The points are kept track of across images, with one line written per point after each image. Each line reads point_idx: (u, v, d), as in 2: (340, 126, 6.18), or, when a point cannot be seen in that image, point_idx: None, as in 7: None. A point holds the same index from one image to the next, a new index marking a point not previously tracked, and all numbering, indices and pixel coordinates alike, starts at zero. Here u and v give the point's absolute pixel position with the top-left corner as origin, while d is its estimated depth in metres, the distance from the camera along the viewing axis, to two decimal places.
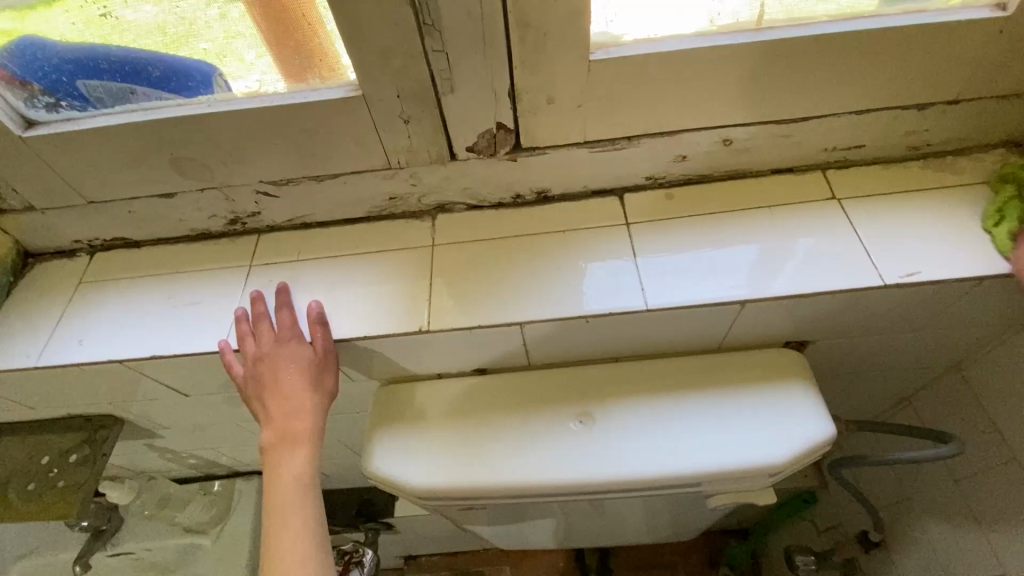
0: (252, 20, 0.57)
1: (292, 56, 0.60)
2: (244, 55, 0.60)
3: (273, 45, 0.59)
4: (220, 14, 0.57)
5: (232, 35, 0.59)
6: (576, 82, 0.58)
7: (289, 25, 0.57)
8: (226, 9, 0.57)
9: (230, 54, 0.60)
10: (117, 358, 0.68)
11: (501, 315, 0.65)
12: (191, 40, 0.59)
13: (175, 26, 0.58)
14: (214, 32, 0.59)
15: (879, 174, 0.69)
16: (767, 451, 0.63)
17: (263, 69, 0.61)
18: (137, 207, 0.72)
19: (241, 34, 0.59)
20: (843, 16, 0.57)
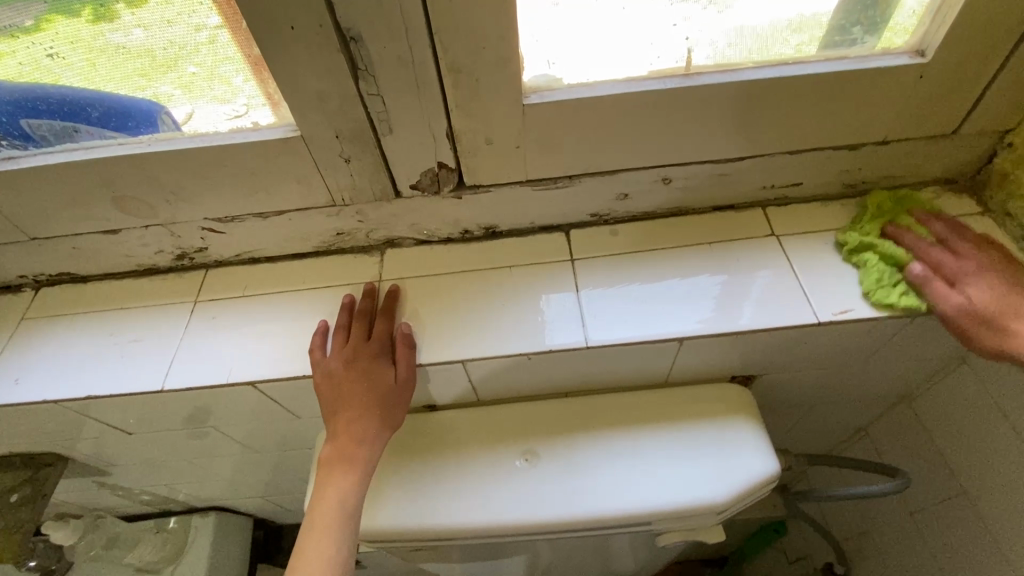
0: (240, 48, 0.56)
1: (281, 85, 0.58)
2: (231, 80, 0.59)
3: (263, 72, 0.58)
4: (208, 38, 0.55)
5: (220, 60, 0.57)
6: (512, 125, 0.59)
7: None
8: (197, 33, 0.55)
9: (217, 78, 0.59)
10: (53, 397, 0.67)
11: (445, 352, 0.65)
12: (180, 63, 0.57)
13: (164, 49, 0.56)
14: (202, 56, 0.57)
15: (818, 211, 0.70)
16: (712, 490, 0.63)
17: (248, 95, 0.60)
18: (82, 243, 0.72)
19: (228, 59, 0.57)
20: (772, 62, 0.59)
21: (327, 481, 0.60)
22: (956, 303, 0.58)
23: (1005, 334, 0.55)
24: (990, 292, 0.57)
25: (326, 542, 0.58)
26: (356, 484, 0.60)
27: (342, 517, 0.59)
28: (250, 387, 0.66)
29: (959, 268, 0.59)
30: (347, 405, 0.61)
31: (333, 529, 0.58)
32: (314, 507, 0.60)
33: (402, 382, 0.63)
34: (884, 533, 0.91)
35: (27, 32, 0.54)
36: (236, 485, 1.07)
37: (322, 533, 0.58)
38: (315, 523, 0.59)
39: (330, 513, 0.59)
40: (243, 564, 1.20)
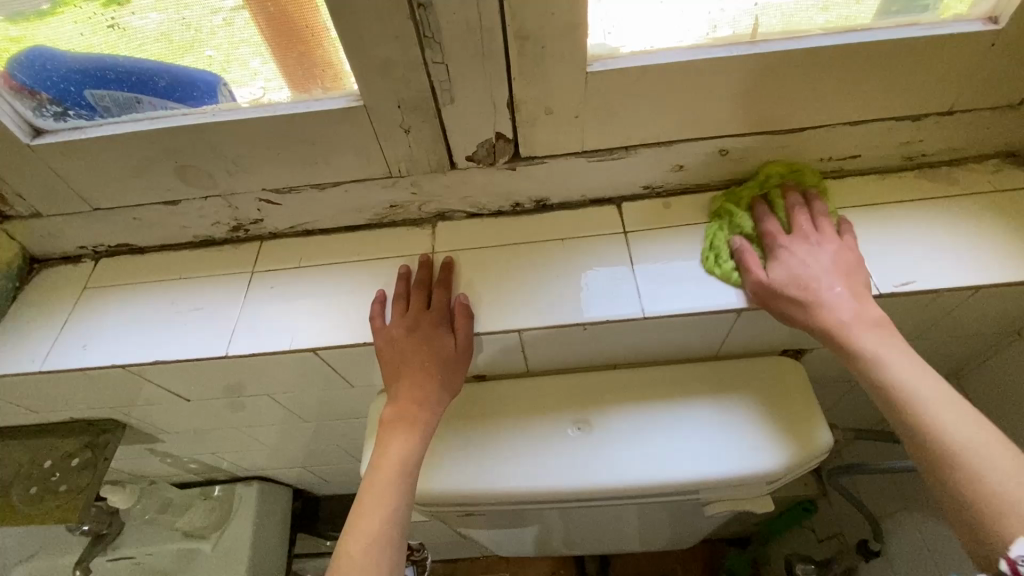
0: (257, 28, 0.58)
1: (296, 69, 0.61)
2: (248, 62, 0.61)
3: (279, 56, 0.60)
4: (225, 21, 0.57)
5: (236, 42, 0.59)
6: (573, 94, 0.59)
7: (293, 40, 0.58)
8: (213, 16, 0.57)
9: (233, 60, 0.61)
10: (119, 363, 0.69)
11: (501, 322, 0.66)
12: (196, 47, 0.60)
13: (180, 33, 0.58)
14: (218, 39, 0.59)
15: (874, 184, 0.69)
16: (764, 459, 0.64)
17: (264, 76, 0.62)
18: (142, 214, 0.73)
19: (245, 41, 0.59)
20: (838, 29, 0.58)
21: (388, 441, 0.62)
22: (756, 278, 0.61)
23: (798, 303, 0.58)
24: (789, 265, 0.60)
25: (386, 500, 0.59)
26: (415, 445, 0.62)
27: (403, 477, 0.61)
28: (310, 354, 0.68)
29: (776, 242, 0.62)
30: (410, 369, 0.63)
31: (393, 486, 0.60)
32: (375, 465, 0.62)
33: (462, 350, 0.65)
34: (926, 511, 0.91)
35: (44, 16, 0.57)
36: (279, 455, 1.10)
37: (383, 489, 0.60)
38: (374, 481, 0.60)
39: (390, 472, 0.61)
40: (285, 532, 1.23)
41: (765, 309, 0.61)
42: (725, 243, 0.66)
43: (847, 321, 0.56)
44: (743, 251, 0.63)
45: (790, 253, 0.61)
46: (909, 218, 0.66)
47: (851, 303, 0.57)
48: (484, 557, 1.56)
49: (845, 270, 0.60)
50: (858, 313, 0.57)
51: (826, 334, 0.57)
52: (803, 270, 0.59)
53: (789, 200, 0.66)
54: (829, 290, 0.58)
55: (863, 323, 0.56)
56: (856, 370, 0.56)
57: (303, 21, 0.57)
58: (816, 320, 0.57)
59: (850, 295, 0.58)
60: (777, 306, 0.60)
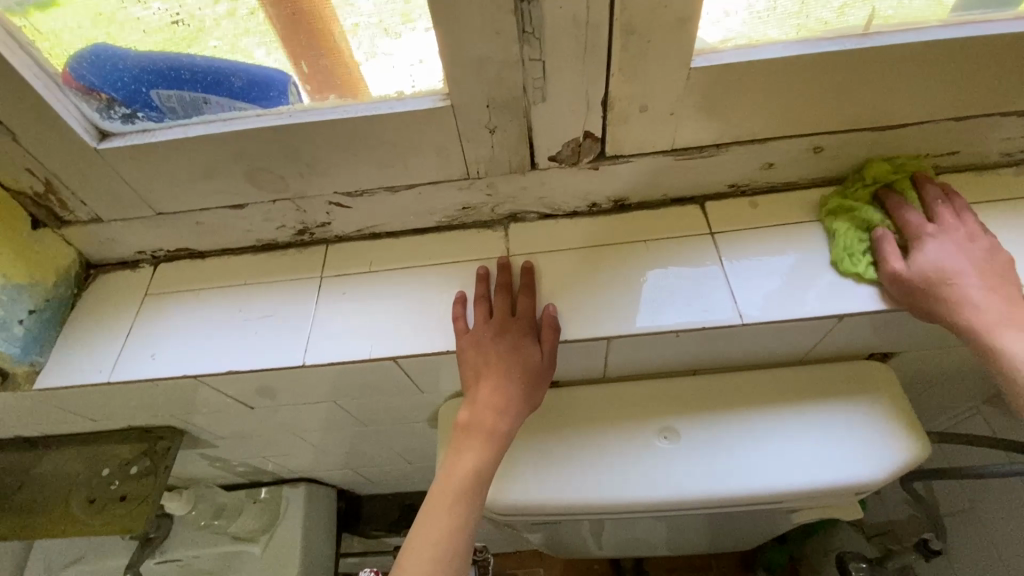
0: (265, 17, 0.55)
1: (309, 66, 0.58)
2: (255, 53, 0.58)
3: (291, 53, 0.57)
4: (229, 11, 0.55)
5: (242, 33, 0.56)
6: (671, 91, 0.56)
7: (300, 34, 0.55)
8: (216, 6, 0.54)
9: (239, 51, 0.58)
10: (189, 373, 0.67)
11: (589, 329, 0.64)
12: (201, 38, 0.57)
13: (185, 24, 0.56)
14: (223, 30, 0.56)
15: (970, 181, 0.66)
16: (855, 469, 0.62)
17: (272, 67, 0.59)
18: (206, 218, 0.71)
19: (250, 31, 0.56)
20: (953, 20, 0.55)
21: (464, 448, 0.61)
22: (891, 266, 0.59)
23: (943, 302, 0.56)
24: (937, 254, 0.58)
25: (457, 507, 0.58)
26: (490, 455, 0.60)
27: (477, 487, 0.59)
28: (389, 362, 0.66)
29: (921, 229, 0.60)
30: (490, 376, 0.61)
31: (466, 496, 0.58)
32: (446, 470, 0.60)
33: (547, 362, 0.63)
34: None
35: (46, 8, 0.54)
36: (329, 457, 1.09)
37: (454, 497, 0.58)
38: (447, 487, 0.59)
39: (461, 479, 0.59)
40: (331, 533, 1.22)
41: (906, 302, 0.58)
42: (857, 243, 0.62)
43: (993, 326, 0.54)
44: (881, 239, 0.61)
45: (937, 241, 0.59)
46: (1013, 217, 0.63)
47: (988, 302, 0.55)
48: (520, 552, 1.57)
49: (990, 266, 0.57)
50: (1014, 315, 0.54)
51: (969, 337, 0.55)
52: (954, 261, 0.57)
53: (925, 192, 0.63)
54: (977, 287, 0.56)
55: (1012, 322, 0.54)
56: (999, 372, 0.53)
57: (308, 4, 0.53)
58: (962, 322, 0.55)
59: (995, 292, 0.55)
60: (922, 299, 0.57)
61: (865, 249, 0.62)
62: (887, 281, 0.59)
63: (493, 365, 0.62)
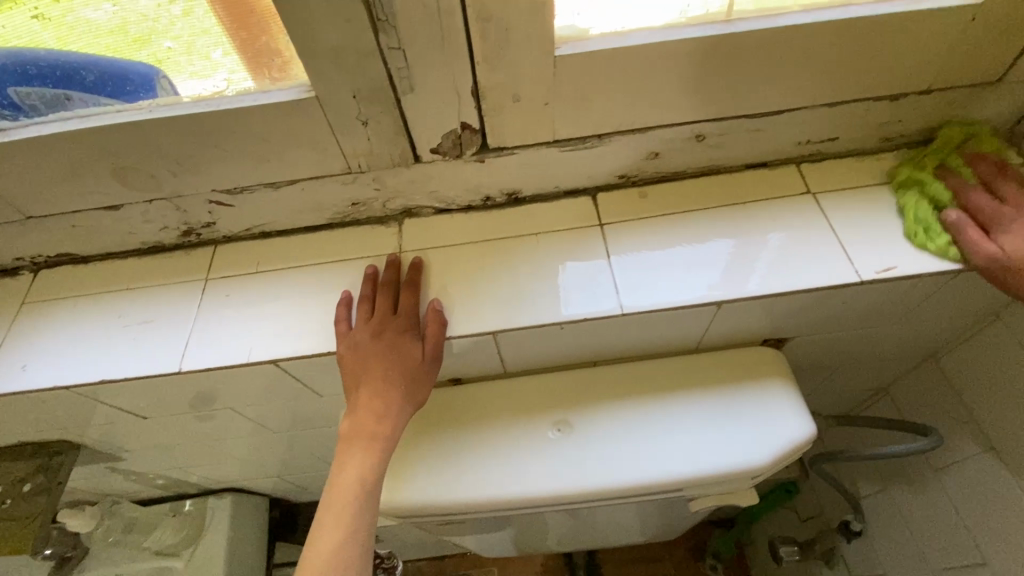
0: (216, 18, 0.53)
1: (259, 55, 0.55)
2: (210, 54, 0.56)
3: (239, 44, 0.55)
4: (183, 11, 0.53)
5: (196, 33, 0.55)
6: (540, 80, 0.55)
7: (246, 23, 0.53)
8: (169, 5, 0.53)
9: (195, 52, 0.56)
10: (61, 385, 0.64)
11: (475, 323, 0.63)
12: (154, 39, 0.55)
13: (137, 24, 0.54)
14: (178, 29, 0.55)
15: (852, 167, 0.68)
16: (745, 455, 0.62)
17: (229, 68, 0.57)
18: (81, 220, 0.67)
19: (206, 31, 0.54)
20: (816, 5, 0.55)
21: (348, 459, 0.58)
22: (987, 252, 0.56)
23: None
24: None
25: (346, 522, 0.56)
26: (377, 461, 0.58)
27: (365, 495, 0.57)
28: (271, 365, 0.64)
29: (996, 212, 0.58)
30: (369, 379, 0.59)
31: (354, 507, 0.56)
32: (333, 485, 0.58)
33: (430, 359, 0.61)
34: (906, 493, 0.91)
35: None
36: (253, 466, 1.05)
37: (341, 512, 0.56)
38: (334, 503, 0.57)
39: (347, 492, 0.57)
40: (262, 542, 1.19)
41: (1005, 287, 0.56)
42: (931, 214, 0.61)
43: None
44: (962, 226, 0.58)
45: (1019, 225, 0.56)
46: (888, 201, 0.64)
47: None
48: (470, 553, 1.55)
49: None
50: None
51: None
52: None
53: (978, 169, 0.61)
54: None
55: None
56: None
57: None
58: None
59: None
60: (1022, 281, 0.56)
61: (942, 224, 0.60)
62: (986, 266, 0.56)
63: (373, 369, 0.60)
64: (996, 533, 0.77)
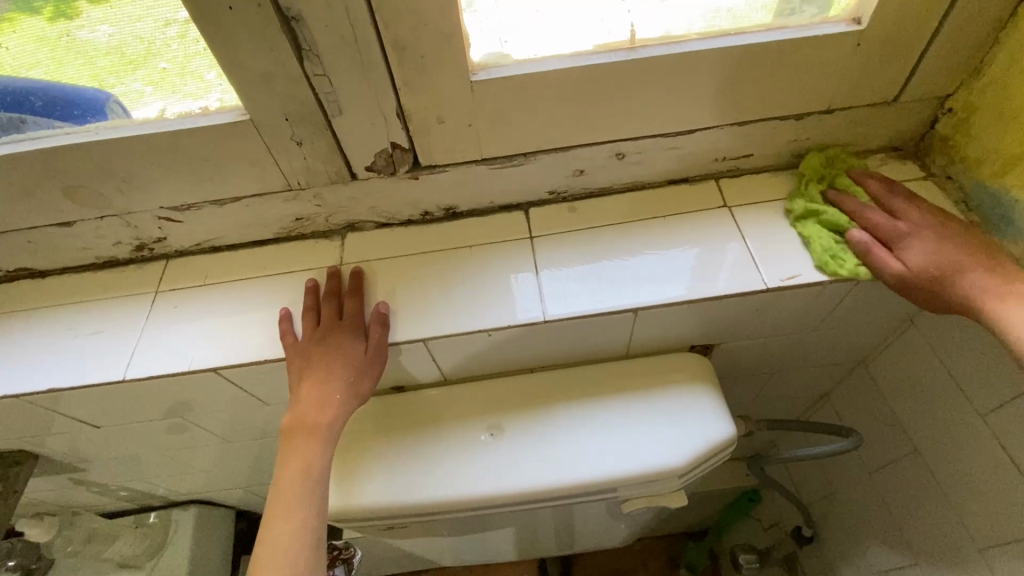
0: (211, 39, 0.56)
1: None
2: (203, 75, 0.59)
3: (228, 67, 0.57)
4: (178, 34, 0.55)
5: (190, 56, 0.57)
6: (460, 103, 0.60)
7: None
8: (166, 28, 0.55)
9: (188, 73, 0.59)
10: (12, 393, 0.66)
11: (409, 331, 0.66)
12: (151, 59, 0.58)
13: (134, 46, 0.57)
14: (173, 51, 0.57)
15: (768, 182, 0.72)
16: (670, 454, 0.65)
17: (220, 88, 0.59)
18: (36, 237, 0.71)
19: (198, 54, 0.57)
20: (714, 33, 0.59)
21: (293, 451, 0.60)
22: (895, 269, 0.60)
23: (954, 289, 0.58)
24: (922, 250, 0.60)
25: (294, 511, 0.58)
26: (322, 452, 0.60)
27: (312, 484, 0.59)
28: (213, 373, 0.67)
29: (893, 230, 0.62)
30: (313, 375, 0.62)
31: (301, 497, 0.58)
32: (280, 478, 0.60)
33: (373, 355, 0.64)
34: (847, 497, 0.94)
35: None
36: (215, 478, 1.07)
37: (289, 500, 0.58)
38: (282, 494, 0.59)
39: (295, 483, 0.59)
40: (227, 555, 1.20)
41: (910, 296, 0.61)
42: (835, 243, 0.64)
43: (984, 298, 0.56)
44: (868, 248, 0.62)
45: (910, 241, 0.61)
46: (798, 214, 0.69)
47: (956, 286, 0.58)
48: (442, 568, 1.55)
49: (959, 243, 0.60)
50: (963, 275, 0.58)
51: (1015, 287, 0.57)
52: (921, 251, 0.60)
53: (869, 188, 0.67)
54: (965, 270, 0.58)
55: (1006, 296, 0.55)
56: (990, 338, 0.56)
57: None
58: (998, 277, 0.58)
59: (979, 270, 0.58)
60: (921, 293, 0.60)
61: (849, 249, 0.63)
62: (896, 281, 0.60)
63: (319, 365, 0.63)
64: (926, 532, 0.79)
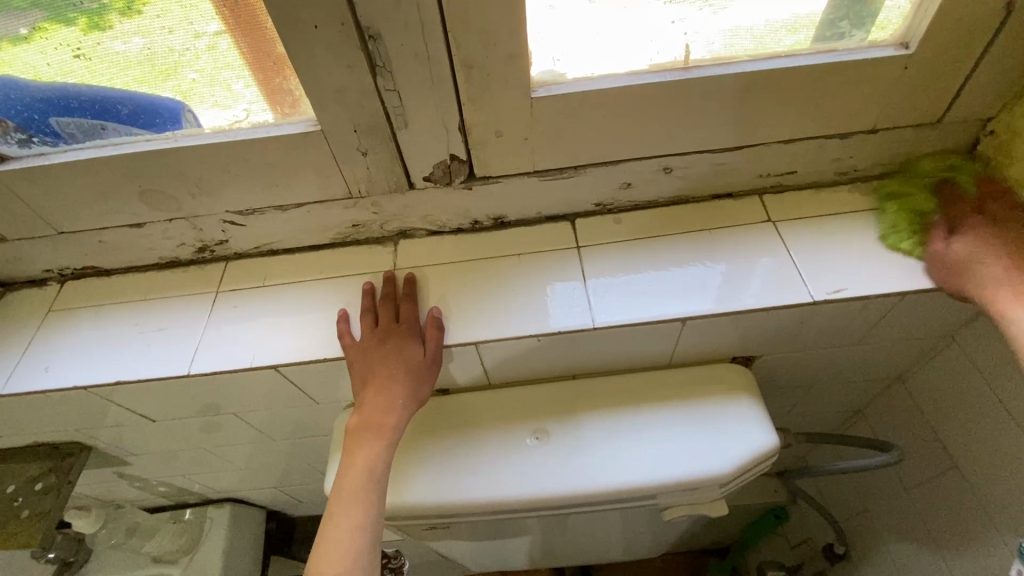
0: (240, 53, 0.59)
1: (280, 88, 0.62)
2: (232, 85, 0.63)
3: (261, 78, 0.62)
4: (209, 46, 0.59)
5: (221, 66, 0.61)
6: (520, 118, 0.63)
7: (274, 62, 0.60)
8: (197, 40, 0.59)
9: (217, 83, 0.62)
10: (81, 384, 0.70)
11: (461, 334, 0.68)
12: (180, 70, 0.61)
13: (164, 57, 0.60)
14: (203, 63, 0.61)
15: (810, 199, 0.74)
16: (714, 462, 0.66)
17: (249, 99, 0.64)
18: (107, 237, 0.74)
19: (229, 65, 0.61)
20: (764, 55, 0.62)
21: (355, 451, 0.63)
22: (938, 248, 0.64)
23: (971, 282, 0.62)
24: (977, 242, 0.63)
25: (357, 509, 0.60)
26: (383, 453, 0.63)
27: (373, 483, 0.61)
28: (271, 370, 0.69)
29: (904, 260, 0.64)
30: (374, 378, 0.65)
31: (363, 496, 0.61)
32: (342, 476, 0.62)
33: (431, 359, 0.66)
34: (882, 514, 0.94)
35: None
36: (252, 477, 1.09)
37: (352, 498, 0.60)
38: (344, 492, 0.61)
39: (357, 481, 0.61)
40: (258, 554, 1.22)
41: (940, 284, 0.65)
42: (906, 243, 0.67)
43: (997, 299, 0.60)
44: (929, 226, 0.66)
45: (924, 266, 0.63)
46: (842, 230, 0.70)
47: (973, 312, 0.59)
48: None
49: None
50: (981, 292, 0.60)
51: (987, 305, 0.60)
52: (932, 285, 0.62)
53: (984, 183, 0.68)
54: (992, 272, 0.61)
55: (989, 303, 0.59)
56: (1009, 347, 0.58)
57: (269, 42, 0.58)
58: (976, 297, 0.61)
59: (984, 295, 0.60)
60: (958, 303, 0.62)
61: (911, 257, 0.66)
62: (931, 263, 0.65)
63: (378, 369, 0.65)
64: (965, 551, 0.79)
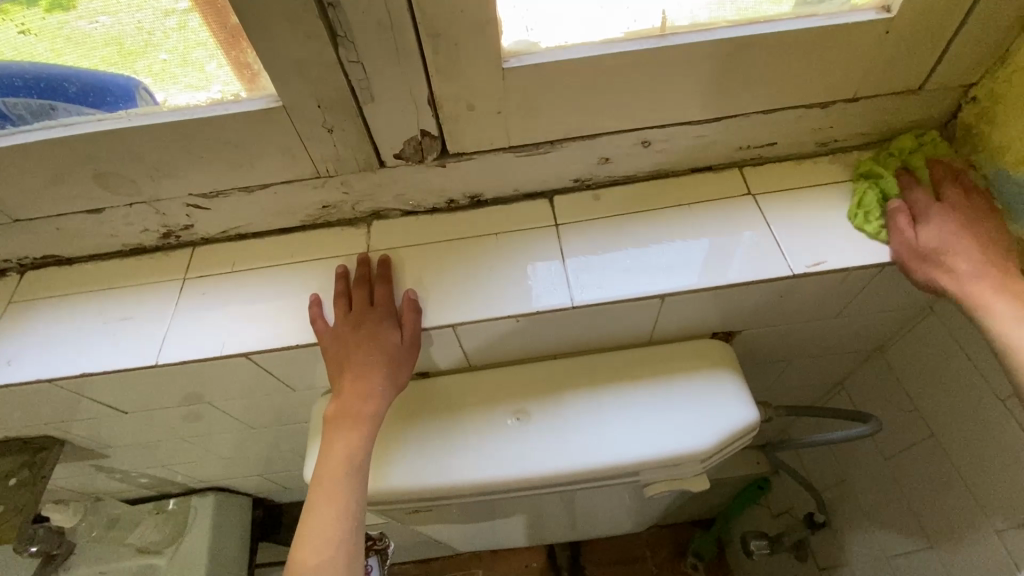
0: (209, 31, 0.57)
1: (246, 62, 0.59)
2: (204, 65, 0.60)
3: (230, 53, 0.59)
4: (179, 24, 0.57)
5: (192, 45, 0.58)
6: (491, 91, 0.60)
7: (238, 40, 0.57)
8: (166, 18, 0.56)
9: (189, 64, 0.60)
10: (44, 378, 0.67)
11: (438, 316, 0.67)
12: (150, 51, 0.59)
13: (133, 37, 0.58)
14: (173, 41, 0.58)
15: (791, 170, 0.73)
16: (695, 439, 0.66)
17: (223, 79, 0.61)
18: (65, 224, 0.71)
19: (201, 44, 0.58)
20: (742, 21, 0.60)
21: (334, 440, 0.61)
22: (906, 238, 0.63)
23: (939, 269, 0.61)
24: (940, 231, 0.62)
25: (336, 499, 0.59)
26: (362, 441, 0.61)
27: (353, 472, 0.60)
28: (243, 358, 0.68)
29: (910, 242, 0.63)
30: (351, 365, 0.63)
31: (342, 485, 0.59)
32: (321, 465, 0.61)
33: (407, 344, 0.65)
34: (862, 482, 0.95)
35: None
36: (234, 465, 1.08)
37: (331, 488, 0.59)
38: (323, 481, 0.60)
39: (336, 470, 0.60)
40: (245, 541, 1.21)
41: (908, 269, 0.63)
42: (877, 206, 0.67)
43: (969, 287, 0.59)
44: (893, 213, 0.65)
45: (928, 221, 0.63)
46: (822, 202, 0.70)
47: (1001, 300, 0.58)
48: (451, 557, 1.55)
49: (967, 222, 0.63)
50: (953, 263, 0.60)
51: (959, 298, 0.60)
52: (938, 243, 0.61)
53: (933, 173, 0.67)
54: (959, 258, 0.60)
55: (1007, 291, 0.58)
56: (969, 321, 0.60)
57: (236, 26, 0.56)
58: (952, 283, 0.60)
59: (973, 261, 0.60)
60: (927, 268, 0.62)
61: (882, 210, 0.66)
62: (897, 252, 0.64)
63: (353, 356, 0.63)
64: (944, 517, 0.80)
